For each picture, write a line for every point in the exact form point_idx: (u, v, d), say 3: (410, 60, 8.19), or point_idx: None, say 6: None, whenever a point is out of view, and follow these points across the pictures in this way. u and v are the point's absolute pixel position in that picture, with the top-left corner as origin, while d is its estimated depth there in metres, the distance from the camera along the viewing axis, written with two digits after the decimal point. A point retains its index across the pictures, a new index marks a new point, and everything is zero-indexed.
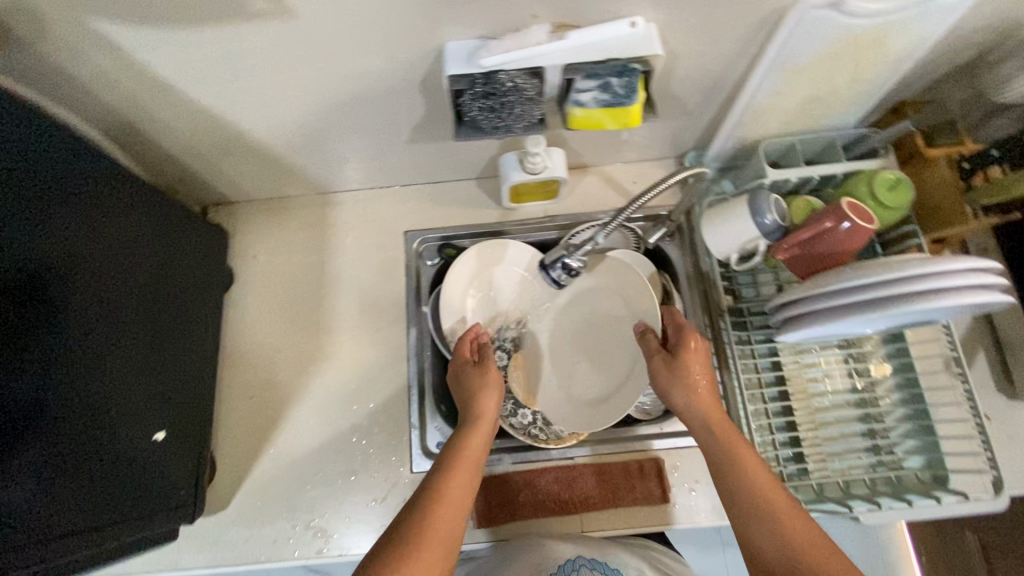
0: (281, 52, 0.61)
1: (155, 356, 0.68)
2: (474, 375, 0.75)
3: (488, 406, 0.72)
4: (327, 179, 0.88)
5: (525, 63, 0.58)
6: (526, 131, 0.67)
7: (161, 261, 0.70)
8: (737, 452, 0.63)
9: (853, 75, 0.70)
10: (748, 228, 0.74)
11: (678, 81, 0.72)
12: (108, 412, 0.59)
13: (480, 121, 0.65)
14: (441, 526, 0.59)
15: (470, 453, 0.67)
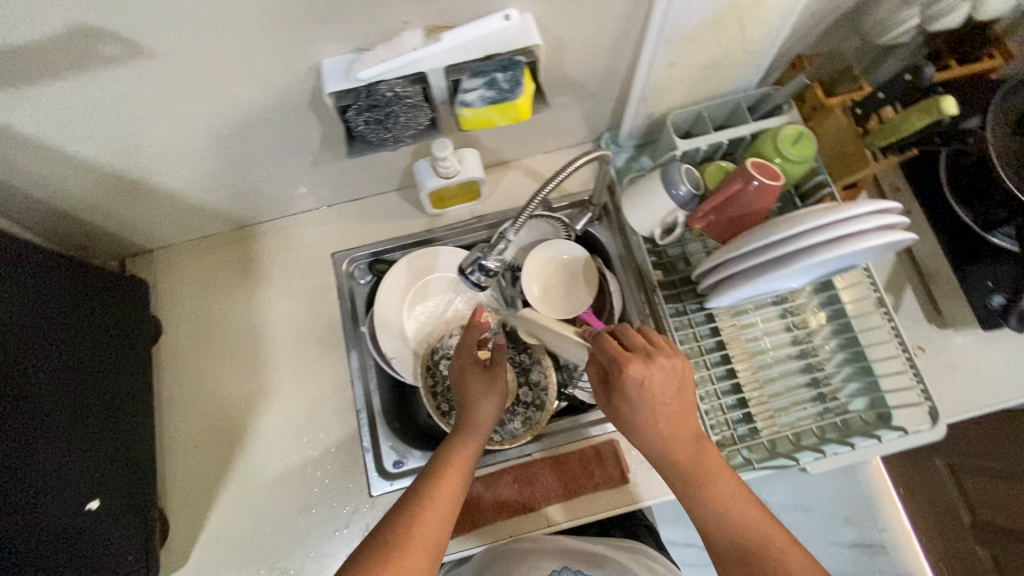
0: (155, 95, 0.59)
1: (76, 427, 0.63)
2: (478, 376, 0.74)
3: (484, 412, 0.71)
4: (243, 213, 0.86)
5: (403, 70, 0.57)
6: (417, 138, 0.68)
7: (71, 321, 0.66)
8: (716, 491, 0.58)
9: (740, 39, 0.71)
10: (664, 201, 0.75)
11: (573, 67, 0.72)
12: (25, 490, 0.55)
13: (368, 135, 0.65)
14: (423, 536, 0.57)
15: (461, 463, 0.66)
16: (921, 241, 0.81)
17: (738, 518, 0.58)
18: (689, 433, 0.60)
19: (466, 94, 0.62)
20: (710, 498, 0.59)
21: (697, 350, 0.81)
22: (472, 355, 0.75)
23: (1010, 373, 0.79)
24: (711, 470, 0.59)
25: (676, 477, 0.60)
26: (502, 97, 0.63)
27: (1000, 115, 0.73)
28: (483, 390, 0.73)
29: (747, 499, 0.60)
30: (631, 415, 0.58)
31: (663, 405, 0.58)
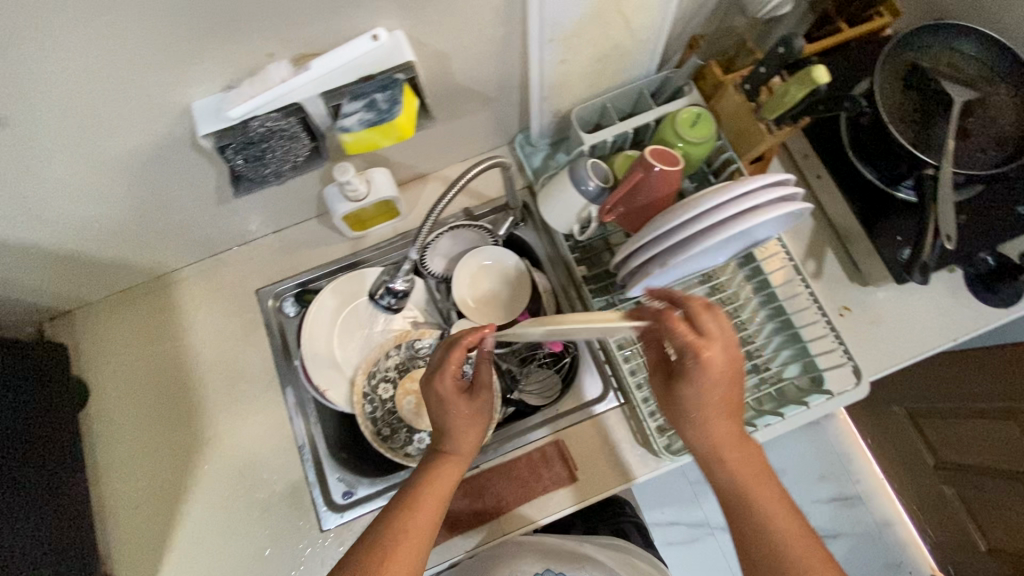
0: (25, 160, 0.57)
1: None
2: (459, 404, 0.67)
3: (467, 439, 0.68)
4: (159, 261, 0.84)
5: (276, 103, 0.56)
6: (299, 171, 0.66)
7: None
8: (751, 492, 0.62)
9: (625, 28, 0.71)
10: (575, 198, 0.75)
11: (464, 76, 0.72)
12: None
13: (252, 172, 0.63)
14: (400, 568, 0.58)
15: (441, 487, 0.65)
16: (833, 204, 0.83)
17: (776, 528, 0.61)
18: (735, 433, 0.63)
19: (346, 118, 0.61)
20: (744, 496, 0.62)
21: (631, 339, 0.82)
22: (452, 383, 0.66)
23: (929, 321, 0.82)
24: (745, 471, 0.63)
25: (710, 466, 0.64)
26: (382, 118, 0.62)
27: (889, 73, 0.76)
28: (466, 420, 0.67)
29: (782, 507, 0.62)
30: (688, 402, 0.61)
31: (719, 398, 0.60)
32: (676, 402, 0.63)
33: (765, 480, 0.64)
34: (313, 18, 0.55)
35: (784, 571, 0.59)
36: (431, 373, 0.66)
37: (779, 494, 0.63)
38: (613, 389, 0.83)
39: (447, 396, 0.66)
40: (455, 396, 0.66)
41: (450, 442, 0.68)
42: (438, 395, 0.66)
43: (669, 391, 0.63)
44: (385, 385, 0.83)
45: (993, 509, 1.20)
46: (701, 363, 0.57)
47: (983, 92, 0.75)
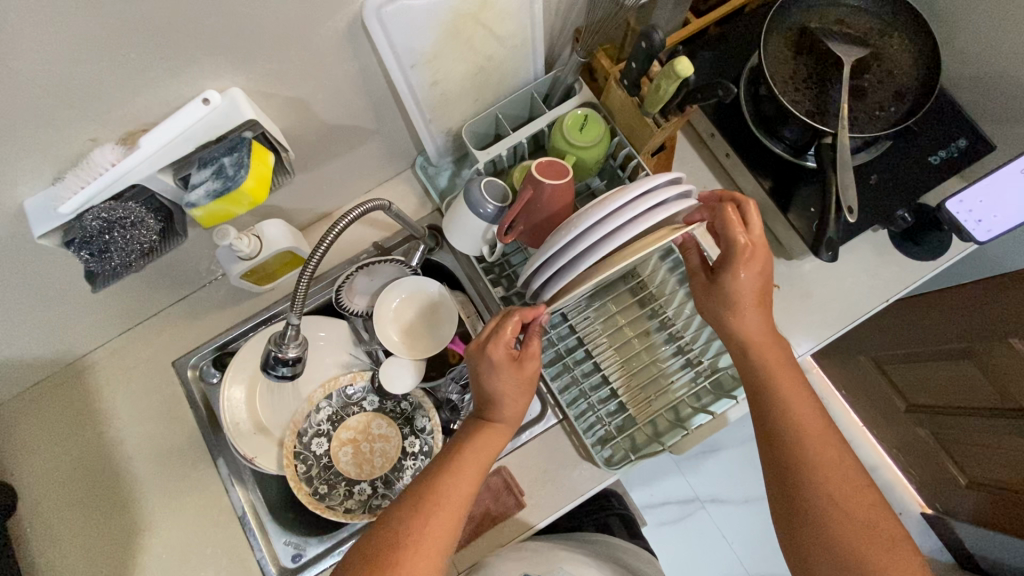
0: None
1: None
2: (510, 374, 0.62)
3: (514, 409, 0.64)
4: (63, 351, 0.80)
5: (113, 188, 0.52)
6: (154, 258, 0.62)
7: None
8: (775, 385, 0.61)
9: (491, 38, 0.67)
10: (474, 222, 0.72)
11: (332, 115, 0.68)
12: None
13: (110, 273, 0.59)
14: (435, 528, 0.56)
15: (482, 455, 0.62)
16: (746, 181, 0.80)
17: (801, 420, 0.59)
18: (763, 325, 0.63)
19: (195, 190, 0.56)
20: (768, 386, 0.61)
21: (559, 353, 0.80)
22: (504, 349, 0.62)
23: (858, 285, 0.80)
24: (772, 366, 0.62)
25: (742, 357, 0.64)
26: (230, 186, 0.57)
27: (778, 40, 0.72)
28: (516, 392, 0.62)
29: (806, 403, 0.61)
30: (728, 288, 0.62)
31: (750, 297, 0.62)
32: (714, 295, 0.64)
33: (796, 378, 0.62)
34: (132, 94, 0.51)
35: (803, 461, 0.58)
36: (485, 337, 0.62)
37: (807, 392, 0.61)
38: (550, 406, 0.80)
39: (499, 364, 0.61)
40: (509, 366, 0.61)
41: (497, 413, 0.64)
42: (490, 362, 0.62)
43: (714, 292, 0.64)
44: (319, 439, 0.82)
45: (963, 444, 1.17)
46: (750, 254, 0.60)
47: (875, 47, 0.72)
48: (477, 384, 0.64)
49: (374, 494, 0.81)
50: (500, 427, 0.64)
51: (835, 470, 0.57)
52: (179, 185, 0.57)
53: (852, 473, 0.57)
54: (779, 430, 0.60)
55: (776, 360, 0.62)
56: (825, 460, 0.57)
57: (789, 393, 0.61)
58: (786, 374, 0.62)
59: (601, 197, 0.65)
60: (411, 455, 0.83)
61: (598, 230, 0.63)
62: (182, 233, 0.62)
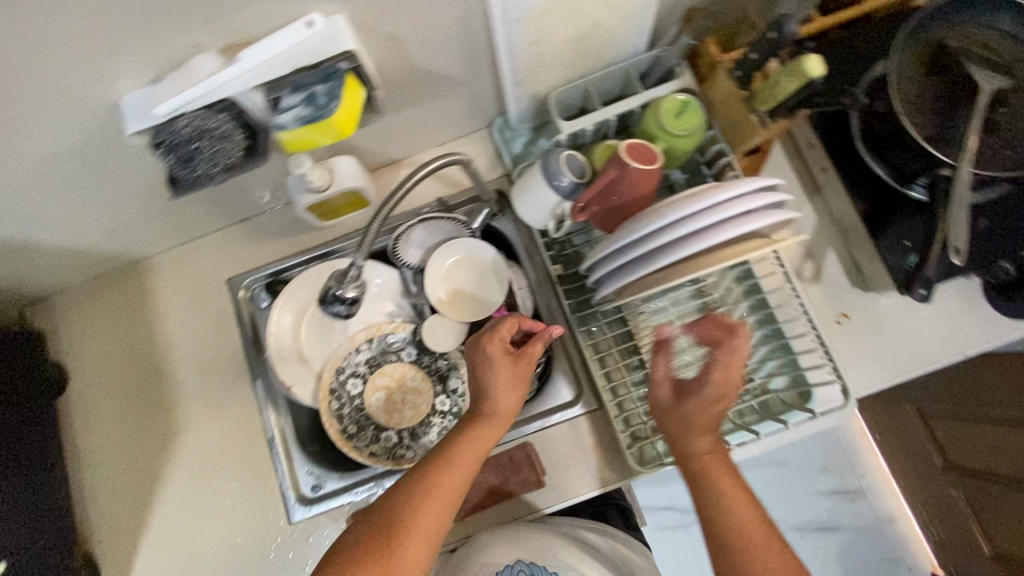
0: None
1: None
2: (506, 368, 0.64)
3: (509, 401, 0.64)
4: (130, 249, 0.83)
5: (202, 98, 0.52)
6: (234, 173, 0.60)
7: None
8: (719, 491, 0.60)
9: (604, 6, 0.64)
10: (547, 195, 0.69)
11: (425, 60, 0.66)
12: None
13: (188, 179, 0.58)
14: (426, 518, 0.57)
15: (476, 448, 0.61)
16: (838, 200, 0.75)
17: (755, 557, 0.57)
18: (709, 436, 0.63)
19: (284, 113, 0.56)
20: (710, 494, 0.60)
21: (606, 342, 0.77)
22: (499, 344, 0.64)
23: (937, 331, 0.75)
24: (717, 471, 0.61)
25: (684, 465, 0.63)
26: (318, 115, 0.56)
27: (909, 56, 0.67)
28: (510, 383, 0.64)
29: (748, 504, 0.60)
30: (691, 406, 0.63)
31: (707, 412, 0.63)
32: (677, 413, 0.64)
33: (748, 502, 0.60)
34: (240, 6, 0.49)
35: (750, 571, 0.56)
36: (483, 331, 0.65)
37: (746, 493, 0.60)
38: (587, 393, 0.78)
39: (493, 356, 0.64)
40: (505, 358, 0.64)
41: (491, 404, 0.64)
42: (485, 355, 0.64)
43: (679, 410, 0.64)
44: (355, 379, 0.83)
45: (999, 516, 1.10)
46: (715, 381, 0.62)
47: (1020, 79, 0.65)
48: (471, 376, 0.66)
49: (400, 443, 0.82)
50: (494, 421, 0.64)
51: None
52: (270, 107, 0.56)
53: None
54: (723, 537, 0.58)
55: (720, 467, 0.62)
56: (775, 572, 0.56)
57: (732, 500, 0.60)
58: (728, 480, 0.61)
59: (690, 190, 0.63)
60: (440, 413, 0.83)
61: (691, 225, 0.61)
62: (265, 154, 0.61)
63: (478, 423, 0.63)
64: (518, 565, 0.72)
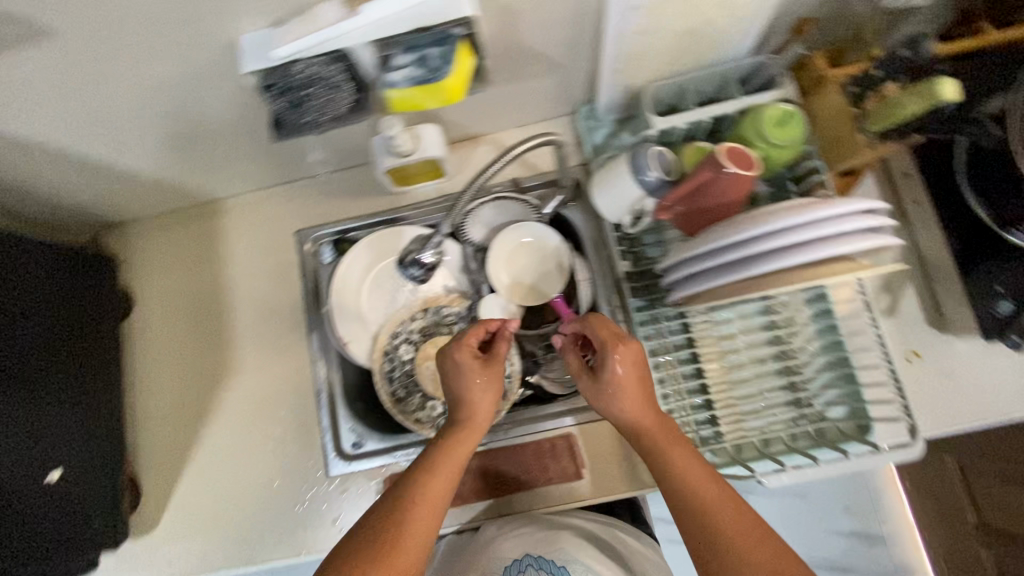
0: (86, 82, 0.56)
1: (14, 412, 0.63)
2: (475, 373, 0.66)
3: (485, 408, 0.66)
4: (208, 188, 0.85)
5: (320, 47, 0.52)
6: (341, 122, 0.62)
7: (47, 303, 0.70)
8: (673, 467, 0.58)
9: (722, 4, 0.62)
10: (631, 188, 0.68)
11: (530, 38, 0.65)
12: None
13: (297, 122, 0.61)
14: (417, 528, 0.57)
15: (457, 456, 0.62)
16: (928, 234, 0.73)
17: (719, 525, 0.54)
18: (647, 408, 0.61)
19: (394, 72, 0.57)
20: (668, 471, 0.58)
21: (664, 346, 0.76)
22: (469, 351, 0.67)
23: (1012, 384, 0.72)
24: (666, 445, 0.59)
25: (637, 442, 0.62)
26: (429, 78, 0.57)
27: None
28: (484, 387, 0.66)
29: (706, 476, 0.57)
30: (610, 383, 0.61)
31: (632, 386, 0.61)
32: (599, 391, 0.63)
33: (704, 471, 0.58)
34: None
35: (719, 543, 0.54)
36: (455, 339, 0.67)
37: (703, 464, 0.58)
38: None
39: (464, 363, 0.66)
40: (474, 365, 0.66)
41: (465, 410, 0.65)
42: (457, 363, 0.66)
43: (599, 388, 0.63)
44: (408, 345, 0.84)
45: None
46: (615, 347, 0.61)
47: None
48: (448, 388, 0.68)
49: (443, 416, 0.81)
50: (470, 429, 0.65)
51: (754, 544, 0.53)
52: (381, 64, 0.57)
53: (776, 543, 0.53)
54: (690, 511, 0.56)
55: (670, 442, 0.60)
56: (744, 539, 0.53)
57: (687, 472, 0.57)
58: (682, 454, 0.59)
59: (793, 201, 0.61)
60: None
61: (786, 236, 0.59)
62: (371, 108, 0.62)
63: (454, 431, 0.65)
64: (526, 559, 0.71)
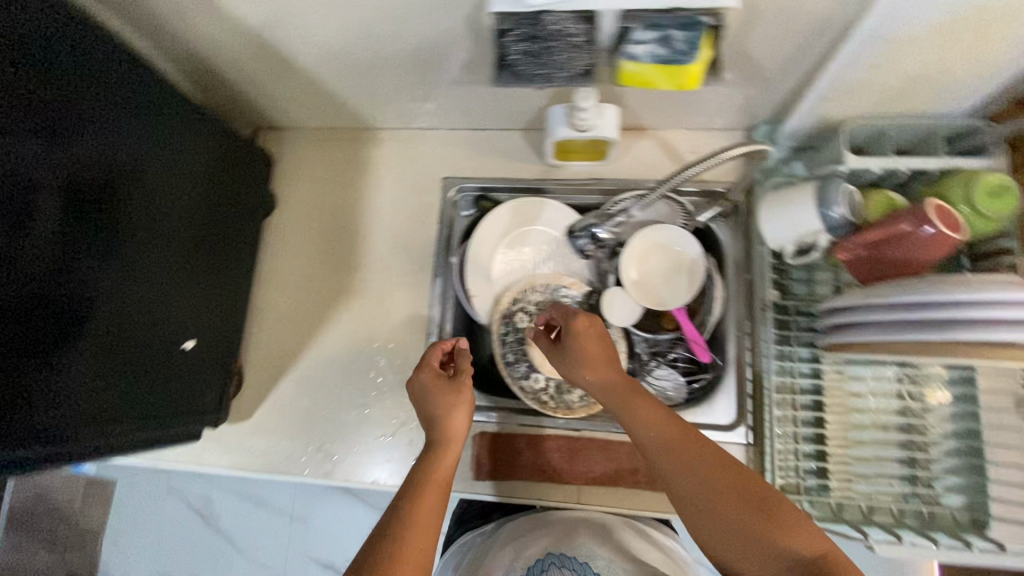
0: None
1: (171, 276, 0.66)
2: (444, 389, 0.71)
3: (460, 424, 0.68)
4: (373, 115, 0.87)
5: (574, 5, 0.52)
6: (570, 82, 0.62)
7: (206, 178, 0.71)
8: (630, 411, 0.60)
9: (972, 56, 0.59)
10: (810, 218, 0.67)
11: (754, 46, 0.63)
12: (137, 315, 0.61)
13: (521, 68, 0.60)
14: (418, 538, 0.53)
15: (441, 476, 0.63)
16: None
17: (670, 454, 0.54)
18: (603, 357, 0.65)
19: (638, 45, 0.56)
20: (626, 417, 0.60)
21: (789, 386, 0.73)
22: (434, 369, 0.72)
23: None
24: (620, 393, 0.62)
25: (604, 396, 0.64)
26: (673, 59, 0.56)
27: None
28: (459, 406, 0.69)
29: (663, 417, 0.58)
30: (571, 342, 0.67)
31: (588, 341, 0.66)
32: (564, 353, 0.68)
33: (662, 412, 0.58)
34: None
35: (674, 473, 0.54)
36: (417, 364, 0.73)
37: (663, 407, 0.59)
38: (746, 424, 0.76)
39: (432, 381, 0.71)
40: (440, 380, 0.71)
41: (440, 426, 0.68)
42: (424, 382, 0.71)
43: (564, 351, 0.68)
44: (523, 315, 0.84)
45: None
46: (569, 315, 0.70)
47: None
48: (425, 410, 0.70)
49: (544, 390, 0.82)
50: (448, 444, 0.67)
51: (706, 469, 0.52)
52: (624, 36, 0.56)
53: (736, 471, 0.52)
54: (648, 446, 0.57)
55: (628, 390, 0.62)
56: (695, 463, 0.53)
57: (641, 412, 0.59)
58: (641, 399, 0.60)
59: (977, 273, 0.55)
60: None
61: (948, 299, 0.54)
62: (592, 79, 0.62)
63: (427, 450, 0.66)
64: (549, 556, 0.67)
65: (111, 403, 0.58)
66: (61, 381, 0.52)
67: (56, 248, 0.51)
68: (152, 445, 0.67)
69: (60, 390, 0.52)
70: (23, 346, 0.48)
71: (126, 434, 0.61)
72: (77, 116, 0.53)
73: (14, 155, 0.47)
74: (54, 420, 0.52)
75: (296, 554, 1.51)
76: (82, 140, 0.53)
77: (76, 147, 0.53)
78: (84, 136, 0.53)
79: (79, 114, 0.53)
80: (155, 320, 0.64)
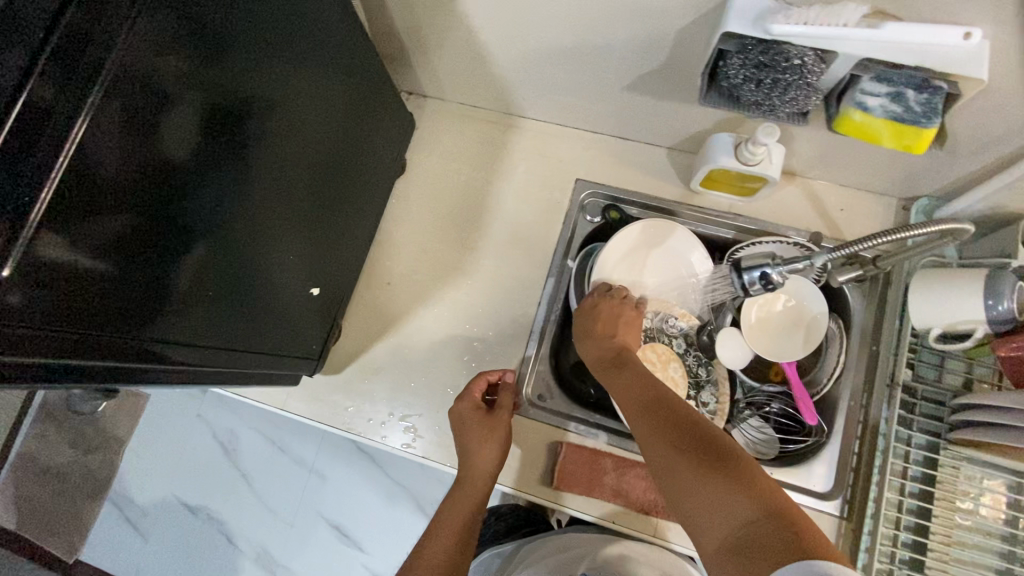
0: None
1: (308, 215, 0.65)
2: (478, 426, 0.73)
3: (487, 465, 0.72)
4: (524, 102, 0.86)
5: (818, 42, 0.50)
6: (790, 119, 0.59)
7: (354, 124, 0.71)
8: (620, 379, 0.64)
9: None
10: (970, 305, 0.65)
11: (959, 118, 0.61)
12: (273, 246, 0.60)
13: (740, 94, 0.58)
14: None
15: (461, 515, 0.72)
16: None
17: (646, 413, 0.57)
18: (611, 331, 0.72)
19: (867, 97, 0.54)
20: (617, 385, 0.64)
21: (899, 469, 0.70)
22: (471, 403, 0.75)
23: None
24: (619, 365, 0.66)
25: (602, 364, 0.69)
26: (904, 117, 0.53)
27: None
28: (488, 450, 0.72)
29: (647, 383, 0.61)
30: (587, 315, 0.75)
31: (605, 319, 0.74)
32: (580, 325, 0.75)
33: (648, 380, 0.62)
34: None
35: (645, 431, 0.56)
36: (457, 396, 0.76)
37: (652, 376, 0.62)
38: (844, 496, 0.74)
39: (467, 415, 0.74)
40: (476, 415, 0.74)
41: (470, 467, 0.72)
42: (461, 417, 0.74)
43: (583, 321, 0.75)
44: None
45: None
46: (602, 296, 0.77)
47: None
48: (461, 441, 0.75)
49: None
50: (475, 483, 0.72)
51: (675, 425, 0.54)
52: (853, 85, 0.55)
53: (700, 428, 0.53)
54: (631, 407, 0.59)
55: (627, 365, 0.66)
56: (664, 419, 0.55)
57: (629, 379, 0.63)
58: (636, 372, 0.64)
59: None
60: None
61: None
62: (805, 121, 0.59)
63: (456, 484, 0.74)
64: None
65: (233, 330, 0.57)
66: (199, 297, 0.50)
67: (237, 162, 0.49)
68: (256, 378, 0.66)
69: (197, 306, 0.50)
70: (183, 253, 0.46)
71: (235, 363, 0.59)
72: (281, 36, 0.52)
73: (229, 59, 0.45)
74: (173, 339, 0.47)
75: (307, 509, 1.46)
76: (279, 61, 0.52)
77: (273, 66, 0.51)
78: (281, 57, 0.52)
79: (284, 35, 0.52)
80: (285, 256, 0.63)
